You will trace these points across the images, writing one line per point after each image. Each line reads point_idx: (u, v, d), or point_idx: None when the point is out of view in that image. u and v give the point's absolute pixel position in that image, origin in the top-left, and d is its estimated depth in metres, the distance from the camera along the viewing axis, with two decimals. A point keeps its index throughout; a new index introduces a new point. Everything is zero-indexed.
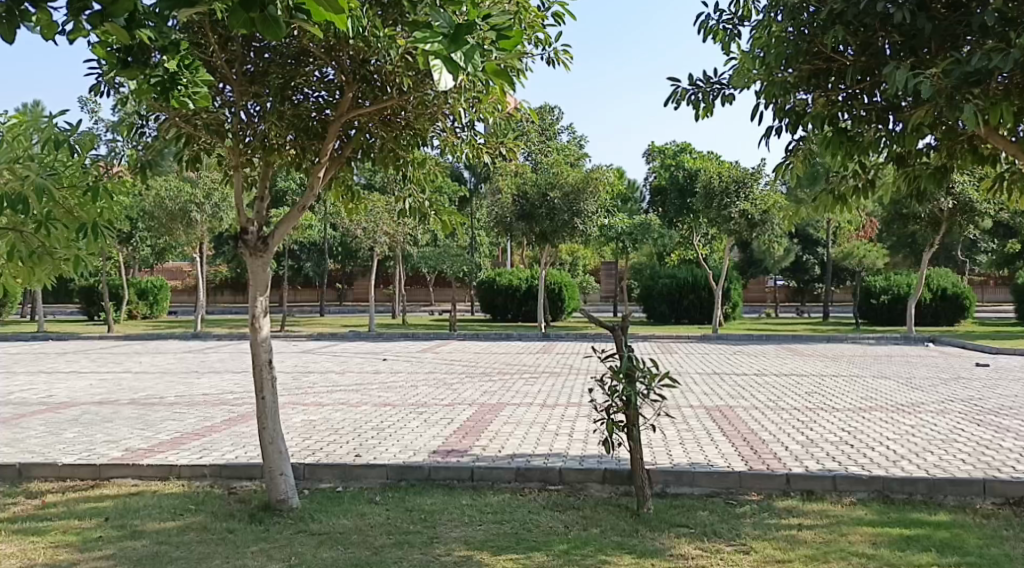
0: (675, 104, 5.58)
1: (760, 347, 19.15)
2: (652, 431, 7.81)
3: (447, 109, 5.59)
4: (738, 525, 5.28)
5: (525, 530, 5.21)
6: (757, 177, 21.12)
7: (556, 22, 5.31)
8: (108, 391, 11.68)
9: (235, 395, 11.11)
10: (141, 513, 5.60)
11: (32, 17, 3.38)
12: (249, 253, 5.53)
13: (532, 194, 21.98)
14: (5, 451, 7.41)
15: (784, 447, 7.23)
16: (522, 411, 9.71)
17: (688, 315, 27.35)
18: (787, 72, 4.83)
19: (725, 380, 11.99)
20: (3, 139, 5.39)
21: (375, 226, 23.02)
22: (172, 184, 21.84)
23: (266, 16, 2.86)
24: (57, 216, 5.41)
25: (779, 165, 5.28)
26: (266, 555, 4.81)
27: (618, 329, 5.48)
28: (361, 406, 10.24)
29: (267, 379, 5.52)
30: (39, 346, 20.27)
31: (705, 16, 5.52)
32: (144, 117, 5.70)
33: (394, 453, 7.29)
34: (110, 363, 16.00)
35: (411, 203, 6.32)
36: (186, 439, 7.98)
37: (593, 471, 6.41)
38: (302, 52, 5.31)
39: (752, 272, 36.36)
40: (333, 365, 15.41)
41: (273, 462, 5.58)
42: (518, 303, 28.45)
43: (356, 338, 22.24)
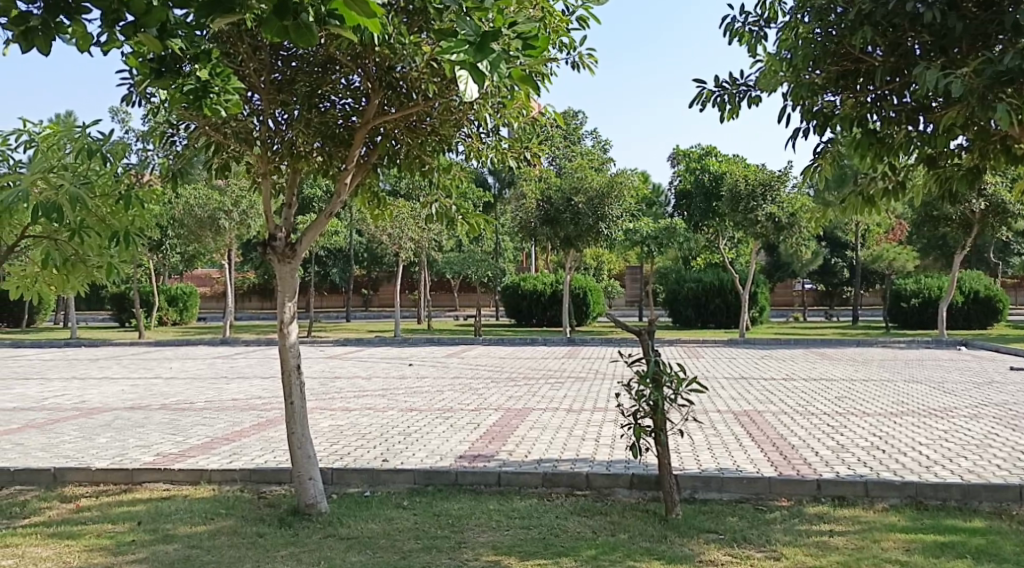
0: (701, 106, 5.55)
1: (788, 351, 18.99)
2: (680, 436, 7.79)
3: (472, 115, 5.61)
4: (768, 530, 5.24)
5: (553, 535, 5.20)
6: (784, 179, 20.96)
7: (580, 27, 5.31)
8: (139, 396, 11.82)
9: (263, 400, 11.19)
10: (173, 517, 5.66)
11: (67, 30, 3.45)
12: (278, 259, 5.58)
13: (557, 199, 21.96)
14: (39, 455, 7.52)
15: (814, 453, 7.17)
16: (549, 415, 9.71)
17: (714, 319, 27.17)
18: (815, 73, 4.79)
19: (753, 385, 11.90)
20: (37, 148, 5.46)
21: (400, 232, 23.10)
22: (201, 192, 22.08)
23: (300, 24, 2.88)
24: (91, 224, 5.48)
25: (807, 168, 5.23)
26: (295, 559, 4.84)
27: (644, 333, 5.46)
28: (388, 411, 10.29)
29: (296, 384, 5.56)
30: (72, 353, 20.54)
31: (730, 17, 5.49)
32: (175, 127, 5.76)
33: (421, 458, 7.30)
34: (140, 369, 16.18)
35: (438, 208, 6.35)
36: (216, 444, 8.06)
37: (621, 476, 6.40)
38: (329, 59, 5.35)
39: (779, 276, 36.10)
40: (359, 370, 15.49)
41: (301, 467, 5.61)
42: (543, 308, 28.41)
43: (382, 344, 22.31)
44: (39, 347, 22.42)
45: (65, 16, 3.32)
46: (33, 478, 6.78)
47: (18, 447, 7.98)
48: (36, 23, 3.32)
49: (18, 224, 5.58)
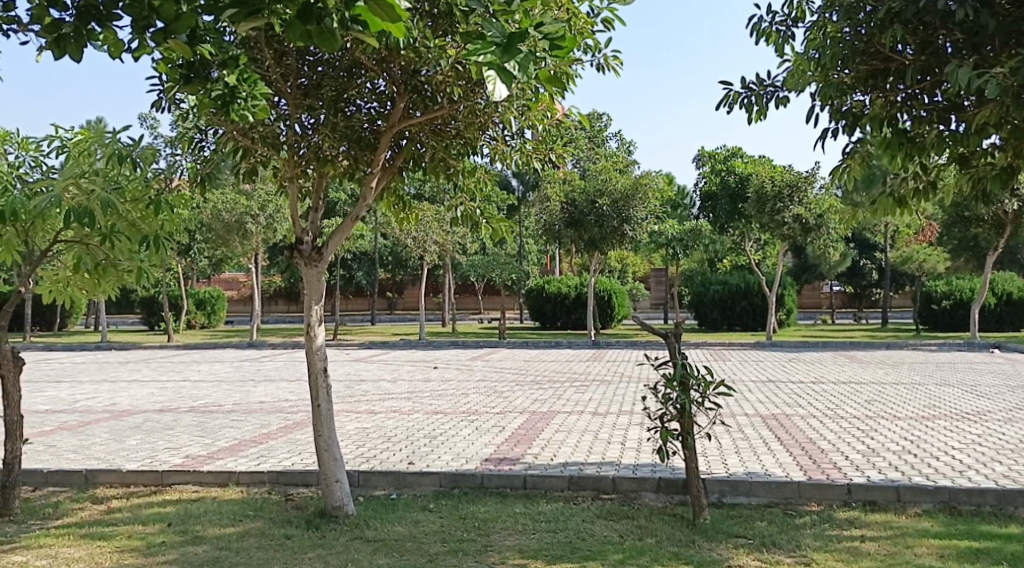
0: (728, 107, 5.51)
1: (817, 354, 18.80)
2: (707, 440, 7.73)
3: (497, 118, 5.61)
4: (798, 536, 5.19)
5: (579, 539, 5.19)
6: (812, 180, 20.79)
7: (605, 28, 5.29)
8: (168, 399, 11.93)
9: (290, 403, 11.28)
10: (202, 519, 5.71)
11: (99, 36, 3.49)
12: (305, 262, 5.61)
13: (581, 202, 21.92)
14: (71, 457, 7.60)
15: (844, 457, 7.10)
16: (574, 419, 9.68)
17: (741, 321, 26.99)
18: (844, 73, 4.74)
19: (780, 389, 11.80)
20: (68, 155, 5.50)
21: (425, 236, 23.17)
22: (228, 196, 22.28)
23: (323, 29, 2.89)
24: (122, 229, 5.60)
25: (835, 169, 5.16)
26: (322, 561, 4.85)
27: (671, 336, 5.42)
28: (413, 414, 10.29)
29: (323, 386, 5.57)
30: (103, 356, 20.80)
31: (757, 17, 5.44)
32: (204, 131, 5.80)
33: (446, 461, 7.31)
34: (170, 371, 16.34)
35: (462, 211, 6.36)
36: (244, 446, 8.10)
37: (647, 480, 6.38)
38: (354, 64, 5.37)
39: (807, 278, 35.80)
40: (385, 373, 15.56)
41: (329, 469, 5.63)
42: (568, 310, 28.36)
43: (407, 347, 22.41)
44: (70, 350, 22.72)
45: (96, 23, 3.37)
46: (65, 480, 6.86)
47: (50, 448, 8.08)
48: (68, 31, 3.37)
49: (51, 229, 5.71)
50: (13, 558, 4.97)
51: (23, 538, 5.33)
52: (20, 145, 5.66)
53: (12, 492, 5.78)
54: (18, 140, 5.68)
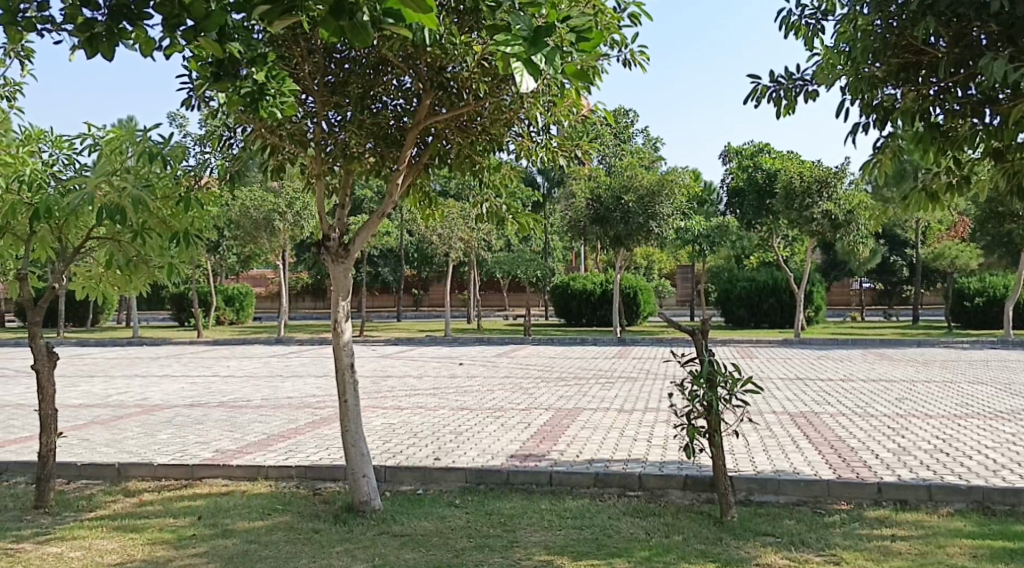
0: (756, 102, 5.47)
1: (846, 351, 18.60)
2: (735, 438, 7.68)
3: (523, 114, 5.59)
4: (827, 534, 5.15)
5: (606, 536, 5.18)
6: (841, 176, 20.61)
7: (632, 23, 5.27)
8: (198, 394, 12.04)
9: (317, 398, 11.34)
10: (231, 513, 5.76)
11: (131, 35, 3.54)
12: (331, 259, 5.64)
13: (607, 198, 21.87)
14: (105, 451, 7.70)
15: (874, 456, 7.02)
16: (600, 415, 9.66)
17: (768, 319, 26.77)
18: (875, 66, 4.68)
19: (809, 386, 11.70)
20: (100, 153, 5.53)
21: (450, 232, 23.26)
22: (256, 194, 22.49)
23: (355, 24, 2.89)
24: (152, 226, 5.68)
25: (865, 164, 5.08)
26: (350, 556, 4.88)
27: (698, 333, 5.39)
28: (439, 410, 10.32)
29: (349, 382, 5.60)
30: (134, 352, 21.06)
31: (787, 11, 5.39)
32: (232, 129, 5.86)
33: (472, 456, 7.33)
34: (200, 367, 16.50)
35: (488, 207, 6.38)
36: (273, 441, 8.16)
37: (674, 478, 6.35)
38: (380, 61, 5.38)
39: (835, 275, 35.46)
40: (410, 369, 15.62)
41: (356, 465, 5.65)
42: (593, 307, 28.30)
43: (432, 343, 22.50)
44: (103, 345, 23.03)
45: (128, 22, 3.41)
46: (99, 473, 6.95)
47: (83, 442, 8.19)
48: (100, 30, 3.42)
49: (84, 226, 5.80)
50: (49, 550, 5.04)
51: (57, 530, 5.41)
52: (53, 144, 5.73)
53: (47, 484, 5.87)
54: (51, 138, 5.74)
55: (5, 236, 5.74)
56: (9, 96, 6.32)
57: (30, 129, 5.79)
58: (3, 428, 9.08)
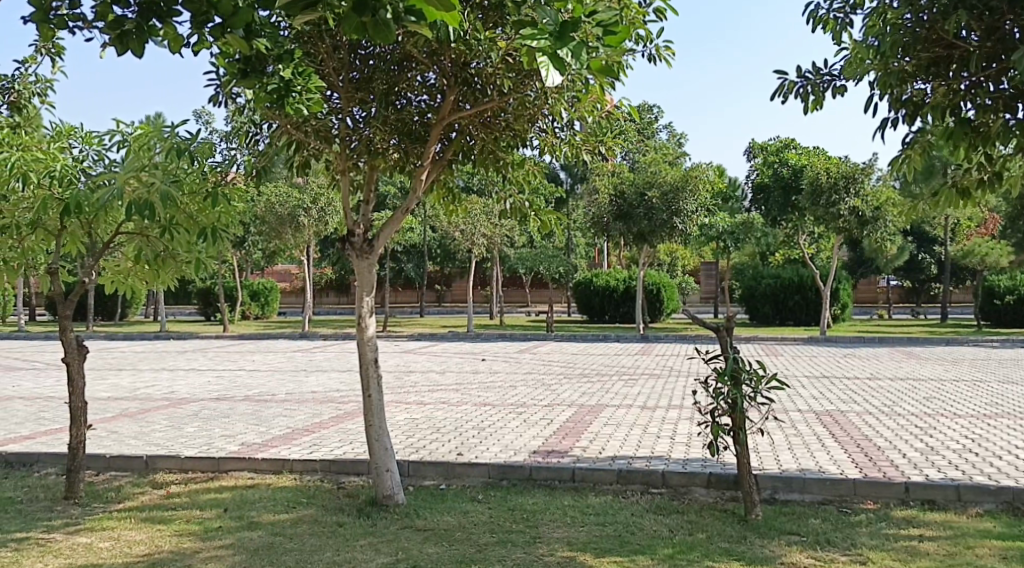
0: (783, 97, 5.43)
1: (872, 350, 18.41)
2: (759, 436, 7.64)
3: (547, 110, 5.57)
4: (853, 534, 5.11)
5: (629, 533, 5.17)
6: (868, 172, 20.40)
7: (657, 18, 5.24)
8: (225, 388, 12.15)
9: (341, 393, 11.40)
10: (257, 506, 5.80)
11: (160, 32, 3.59)
12: (356, 254, 5.66)
13: (630, 194, 21.79)
14: (133, 443, 7.78)
15: (901, 455, 6.96)
16: (623, 412, 9.64)
17: (793, 316, 26.57)
18: (905, 61, 4.63)
19: (835, 384, 11.60)
20: (128, 149, 5.57)
21: (473, 228, 23.30)
22: (281, 190, 22.63)
23: (377, 21, 2.90)
24: (180, 222, 5.72)
25: (894, 160, 5.02)
26: (373, 549, 4.90)
27: (723, 330, 5.36)
28: (462, 406, 10.35)
29: (374, 376, 5.61)
30: (161, 346, 21.28)
31: (815, 5, 5.34)
32: (259, 126, 5.90)
33: (495, 452, 7.33)
34: (225, 361, 16.63)
35: (512, 204, 6.41)
36: (297, 435, 8.21)
37: (698, 476, 6.32)
38: (405, 58, 5.37)
39: (862, 272, 35.13)
40: (433, 365, 15.67)
41: (379, 459, 5.67)
42: (616, 303, 28.22)
43: (455, 339, 22.57)
44: (131, 339, 23.28)
45: (158, 19, 3.47)
46: (127, 465, 7.03)
47: (112, 434, 8.28)
48: (131, 27, 3.46)
49: (114, 221, 5.87)
50: (79, 540, 5.11)
51: (87, 521, 5.48)
52: (83, 140, 5.78)
53: (77, 476, 5.95)
54: (81, 134, 5.79)
55: (37, 230, 5.81)
56: (41, 92, 6.39)
57: (61, 124, 5.85)
58: (34, 420, 9.21)
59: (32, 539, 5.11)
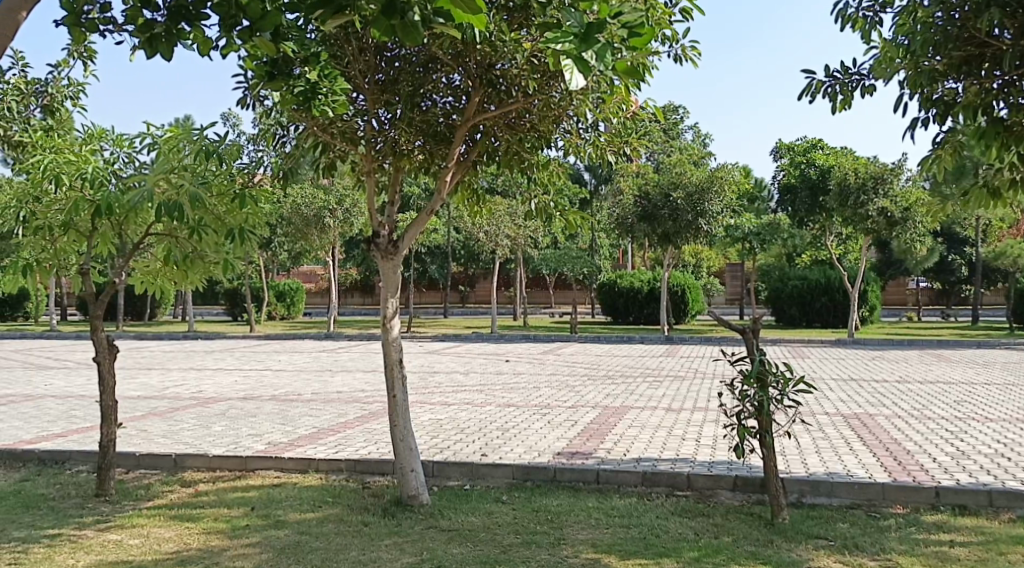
0: (811, 97, 5.38)
1: (901, 352, 18.18)
2: (786, 439, 7.58)
3: (572, 110, 5.55)
4: (883, 539, 5.05)
5: (654, 535, 5.15)
6: (898, 172, 20.19)
7: (683, 18, 5.22)
8: (251, 387, 12.23)
9: (365, 393, 11.45)
10: (283, 504, 5.84)
11: (188, 35, 3.73)
12: (381, 256, 5.68)
13: (655, 195, 21.70)
14: (162, 442, 7.87)
15: (931, 459, 6.88)
16: (648, 414, 9.61)
17: (820, 318, 26.30)
18: (936, 60, 4.58)
19: (862, 387, 11.50)
20: (158, 152, 5.64)
21: (497, 229, 23.34)
22: (308, 191, 22.77)
23: (406, 23, 2.92)
24: (209, 223, 5.79)
25: (924, 160, 4.97)
26: (398, 549, 4.91)
27: (749, 332, 5.31)
28: (486, 407, 10.35)
29: (399, 377, 5.63)
30: (189, 345, 21.51)
31: (843, 3, 5.29)
32: (286, 127, 5.92)
33: (519, 453, 7.33)
34: (252, 361, 16.77)
35: (537, 204, 6.40)
36: (323, 435, 8.27)
37: (723, 478, 6.29)
38: (430, 59, 5.36)
39: (891, 274, 34.76)
40: (457, 365, 15.70)
41: (404, 459, 5.69)
42: (640, 305, 28.11)
43: (479, 339, 22.60)
44: (159, 339, 23.53)
45: (187, 22, 3.62)
46: (155, 463, 7.10)
47: (142, 433, 8.35)
48: (159, 31, 3.62)
49: (144, 223, 5.94)
50: (109, 537, 5.16)
51: (117, 518, 5.53)
52: (114, 143, 5.84)
53: (108, 473, 6.02)
54: (112, 137, 5.86)
55: (69, 232, 5.88)
56: (73, 95, 6.43)
57: (93, 127, 5.92)
58: (65, 418, 9.34)
59: (63, 536, 5.17)
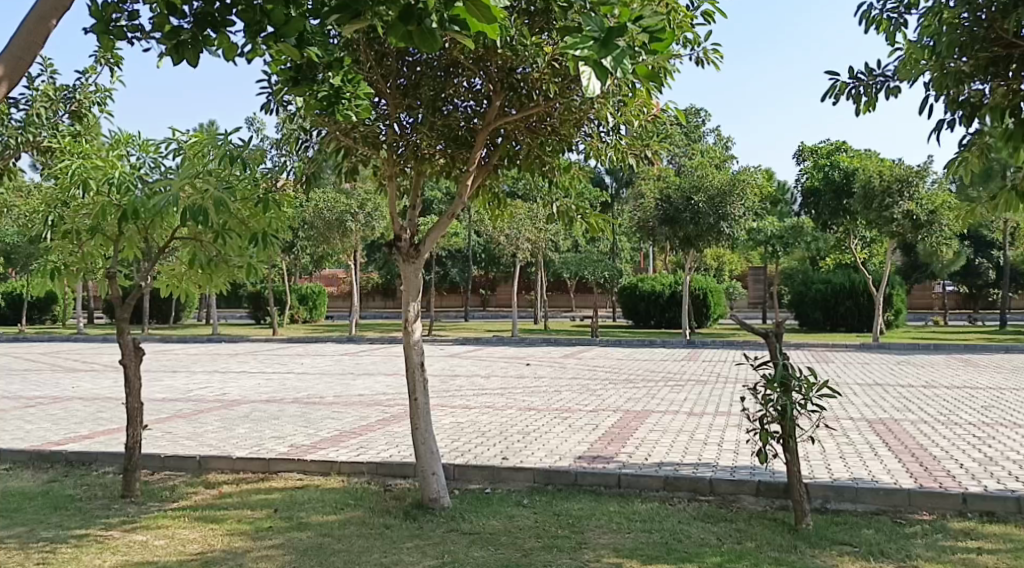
0: (835, 99, 5.35)
1: (927, 357, 18.01)
2: (810, 444, 7.52)
3: (593, 115, 5.54)
4: (909, 545, 5.00)
5: (675, 540, 5.12)
6: (924, 175, 20.01)
7: (705, 21, 5.21)
8: (274, 390, 12.32)
9: (387, 396, 11.50)
10: (306, 506, 5.87)
11: (215, 42, 3.87)
12: (403, 259, 5.69)
13: (676, 198, 21.60)
14: (187, 443, 7.95)
15: (958, 465, 6.81)
16: (670, 419, 9.57)
17: (845, 322, 26.13)
18: (962, 61, 4.54)
19: (888, 392, 11.38)
20: (184, 157, 5.70)
21: (518, 233, 23.34)
22: (330, 195, 22.92)
23: (424, 30, 2.99)
24: (233, 227, 5.84)
25: (950, 163, 4.92)
26: (420, 552, 4.93)
27: (772, 336, 5.27)
28: (507, 410, 10.36)
29: (420, 381, 5.63)
30: (213, 348, 21.70)
31: (868, 5, 5.25)
32: (308, 132, 5.93)
33: (540, 457, 7.33)
34: (275, 364, 16.89)
35: (558, 208, 6.38)
36: (345, 437, 8.29)
37: (746, 483, 6.25)
38: (451, 63, 5.37)
39: (916, 278, 34.49)
40: (479, 369, 15.73)
41: (425, 462, 5.70)
42: (662, 309, 28.03)
43: (501, 343, 22.63)
44: (184, 342, 23.76)
45: (213, 29, 3.80)
46: (180, 464, 7.16)
47: (166, 435, 8.43)
48: (187, 36, 3.80)
49: (169, 227, 5.99)
50: (135, 537, 5.22)
51: (143, 519, 5.59)
52: (141, 148, 5.90)
53: (134, 474, 6.08)
54: (138, 142, 5.92)
55: (97, 236, 5.94)
56: (101, 102, 6.51)
57: (119, 132, 5.99)
58: (92, 419, 9.45)
59: (91, 536, 5.23)
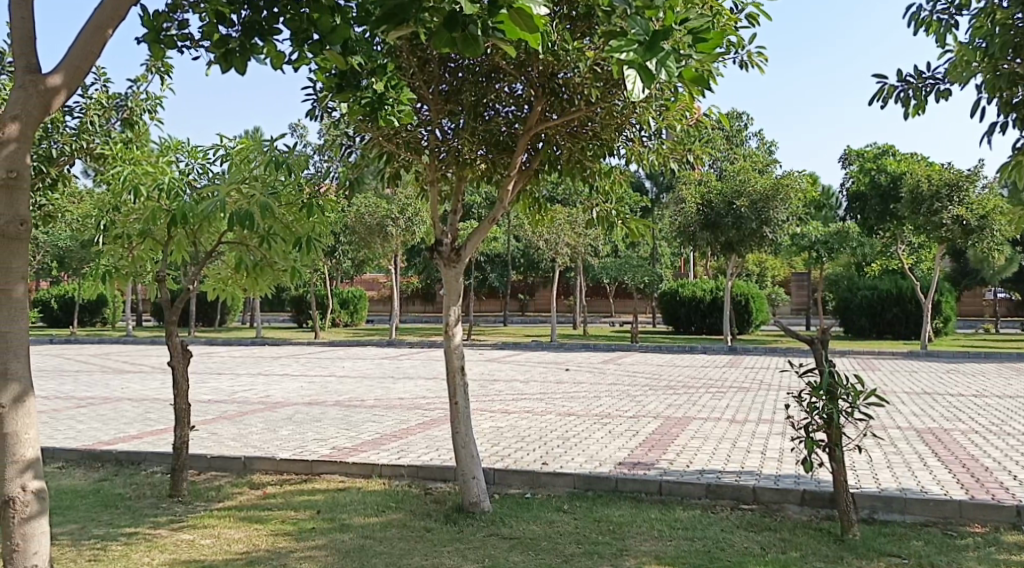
0: (882, 102, 5.26)
1: (977, 366, 17.59)
2: (856, 453, 7.40)
3: (635, 118, 5.53)
4: (959, 558, 4.89)
5: (719, 548, 5.06)
6: (974, 179, 19.58)
7: (750, 24, 5.16)
8: (317, 393, 12.44)
9: (428, 399, 11.56)
10: (348, 508, 5.91)
11: (263, 50, 3.96)
12: (445, 263, 5.70)
13: (718, 203, 21.40)
14: (233, 445, 8.06)
15: (1011, 477, 6.65)
16: (711, 425, 9.48)
17: (891, 329, 25.67)
18: (1016, 62, 4.46)
19: (937, 401, 11.13)
20: (231, 164, 5.78)
21: (557, 237, 23.24)
22: (371, 200, 23.10)
23: (467, 35, 3.01)
24: (277, 231, 5.89)
25: (1003, 166, 4.78)
26: (461, 555, 4.93)
27: (818, 342, 5.19)
28: (547, 415, 10.34)
29: (460, 385, 5.64)
30: (256, 351, 22.03)
31: (916, 6, 5.15)
32: (351, 138, 5.97)
33: (581, 462, 7.31)
34: (317, 367, 17.07)
35: (598, 212, 6.33)
36: (385, 441, 8.33)
37: (791, 492, 6.15)
38: (493, 69, 5.38)
39: (966, 284, 33.80)
40: (518, 374, 15.74)
41: (465, 466, 5.69)
42: (702, 314, 27.79)
43: (540, 348, 22.63)
44: (228, 345, 24.08)
45: (259, 37, 3.90)
46: (225, 465, 7.25)
47: (212, 435, 8.56)
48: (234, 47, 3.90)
49: (217, 231, 6.06)
50: (182, 537, 5.27)
51: (189, 518, 5.65)
52: (189, 154, 5.99)
53: (181, 474, 6.15)
54: (187, 148, 6.00)
55: (146, 240, 6.03)
56: (151, 109, 6.62)
57: (168, 139, 6.06)
58: (141, 420, 9.62)
59: (140, 533, 5.31)
